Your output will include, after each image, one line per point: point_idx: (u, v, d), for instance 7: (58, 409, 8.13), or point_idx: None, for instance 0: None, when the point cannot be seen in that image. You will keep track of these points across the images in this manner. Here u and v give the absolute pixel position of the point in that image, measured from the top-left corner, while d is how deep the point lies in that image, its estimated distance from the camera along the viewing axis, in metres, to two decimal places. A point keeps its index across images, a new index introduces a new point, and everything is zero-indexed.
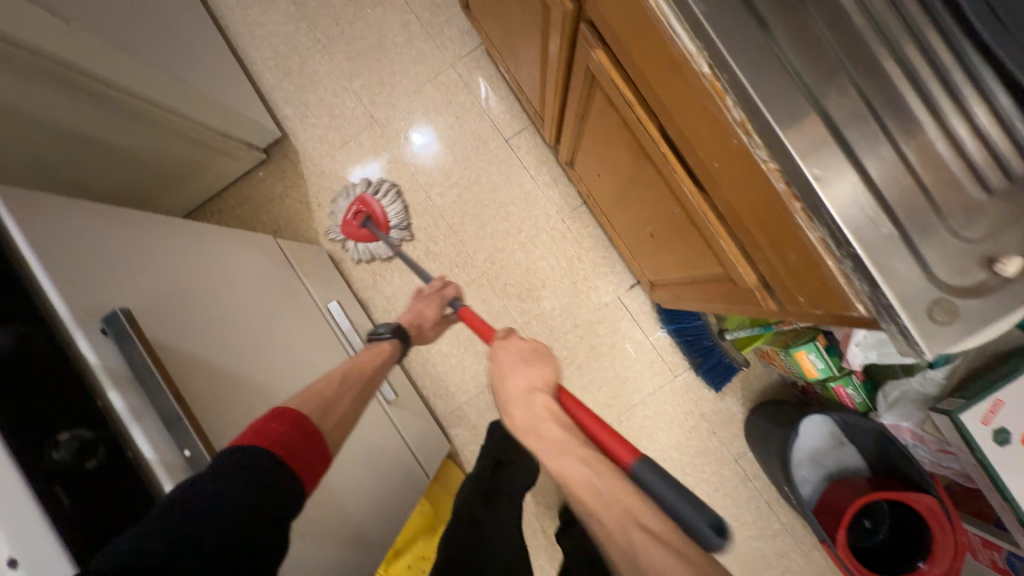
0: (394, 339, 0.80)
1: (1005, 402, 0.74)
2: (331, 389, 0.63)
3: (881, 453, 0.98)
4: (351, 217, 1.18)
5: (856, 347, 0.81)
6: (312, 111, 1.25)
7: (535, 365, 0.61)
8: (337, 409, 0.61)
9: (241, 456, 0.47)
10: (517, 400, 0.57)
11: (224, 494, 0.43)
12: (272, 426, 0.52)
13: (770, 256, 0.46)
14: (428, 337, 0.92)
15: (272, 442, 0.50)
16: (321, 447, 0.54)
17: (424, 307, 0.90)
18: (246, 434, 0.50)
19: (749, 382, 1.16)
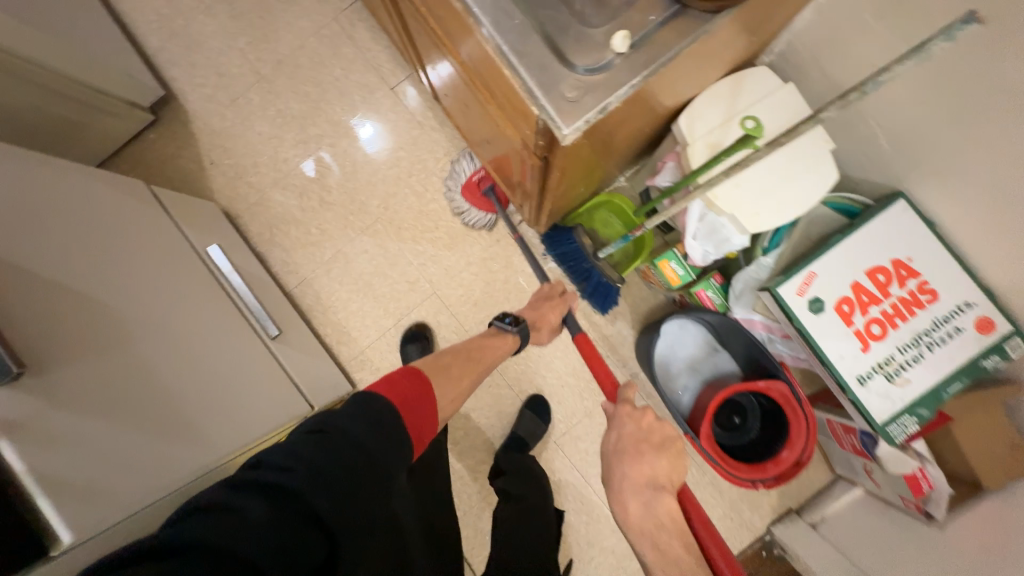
0: (519, 334, 0.93)
1: (818, 274, 0.80)
2: (458, 368, 0.79)
3: (746, 352, 1.03)
4: (475, 181, 1.17)
5: (694, 241, 0.86)
6: (199, 71, 1.27)
7: (664, 456, 0.72)
8: (457, 382, 0.77)
9: (377, 399, 0.58)
10: (633, 492, 0.69)
11: (352, 430, 0.52)
12: (399, 378, 0.66)
13: (504, 100, 0.52)
14: (542, 339, 1.03)
15: (394, 393, 0.62)
16: (427, 412, 0.65)
17: (549, 310, 1.01)
18: (380, 384, 0.63)
19: (637, 305, 1.20)
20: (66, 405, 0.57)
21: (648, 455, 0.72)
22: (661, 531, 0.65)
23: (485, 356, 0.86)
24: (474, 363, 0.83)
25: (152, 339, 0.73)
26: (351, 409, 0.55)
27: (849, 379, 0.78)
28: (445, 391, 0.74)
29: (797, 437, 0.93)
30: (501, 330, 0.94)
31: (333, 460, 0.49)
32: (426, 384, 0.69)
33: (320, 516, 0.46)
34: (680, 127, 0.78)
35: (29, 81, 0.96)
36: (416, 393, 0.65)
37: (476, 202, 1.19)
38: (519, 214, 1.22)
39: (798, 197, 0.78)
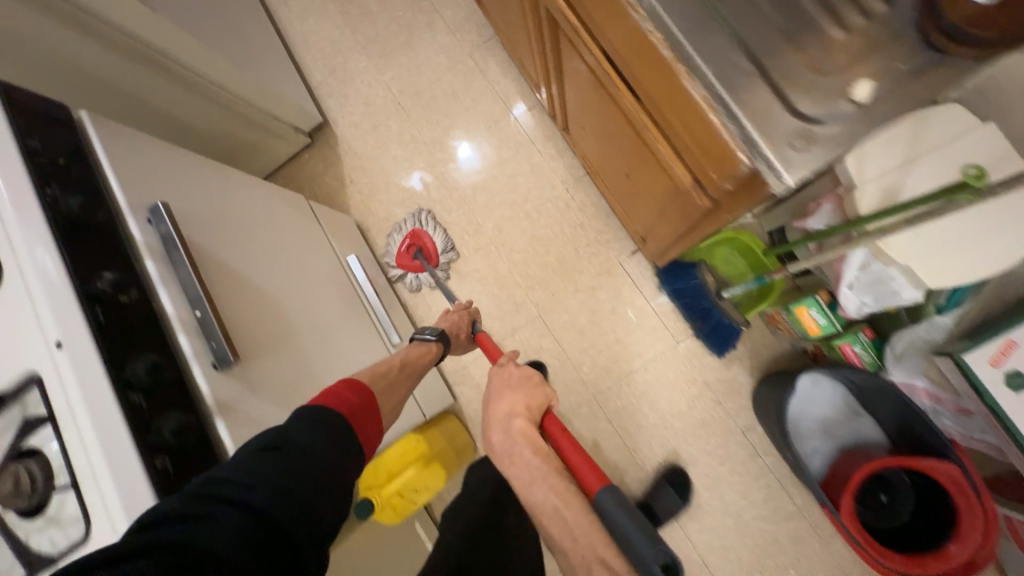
0: (440, 342, 0.85)
1: (1019, 344, 0.67)
2: (392, 376, 0.72)
3: (897, 419, 0.90)
4: (403, 250, 1.27)
5: (850, 290, 0.78)
6: (350, 101, 1.44)
7: (524, 391, 0.70)
8: (397, 395, 0.70)
9: (326, 412, 0.54)
10: (493, 425, 0.65)
11: (299, 441, 0.49)
12: (346, 394, 0.60)
13: (684, 141, 0.50)
14: (457, 348, 0.97)
15: (344, 408, 0.58)
16: (375, 416, 0.61)
17: (456, 317, 0.96)
18: (319, 396, 0.58)
19: (758, 351, 1.11)
20: (256, 391, 0.63)
21: (524, 393, 0.69)
22: (519, 453, 0.60)
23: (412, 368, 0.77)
24: (410, 374, 0.75)
25: (309, 339, 0.82)
26: (302, 421, 0.52)
27: None
28: (386, 403, 0.67)
29: (970, 532, 0.78)
30: (422, 340, 0.85)
31: (303, 469, 0.47)
32: (371, 394, 0.63)
33: (289, 531, 0.43)
34: (846, 169, 0.72)
35: (225, 107, 1.17)
36: (358, 401, 0.60)
37: (409, 267, 1.28)
38: (450, 259, 1.30)
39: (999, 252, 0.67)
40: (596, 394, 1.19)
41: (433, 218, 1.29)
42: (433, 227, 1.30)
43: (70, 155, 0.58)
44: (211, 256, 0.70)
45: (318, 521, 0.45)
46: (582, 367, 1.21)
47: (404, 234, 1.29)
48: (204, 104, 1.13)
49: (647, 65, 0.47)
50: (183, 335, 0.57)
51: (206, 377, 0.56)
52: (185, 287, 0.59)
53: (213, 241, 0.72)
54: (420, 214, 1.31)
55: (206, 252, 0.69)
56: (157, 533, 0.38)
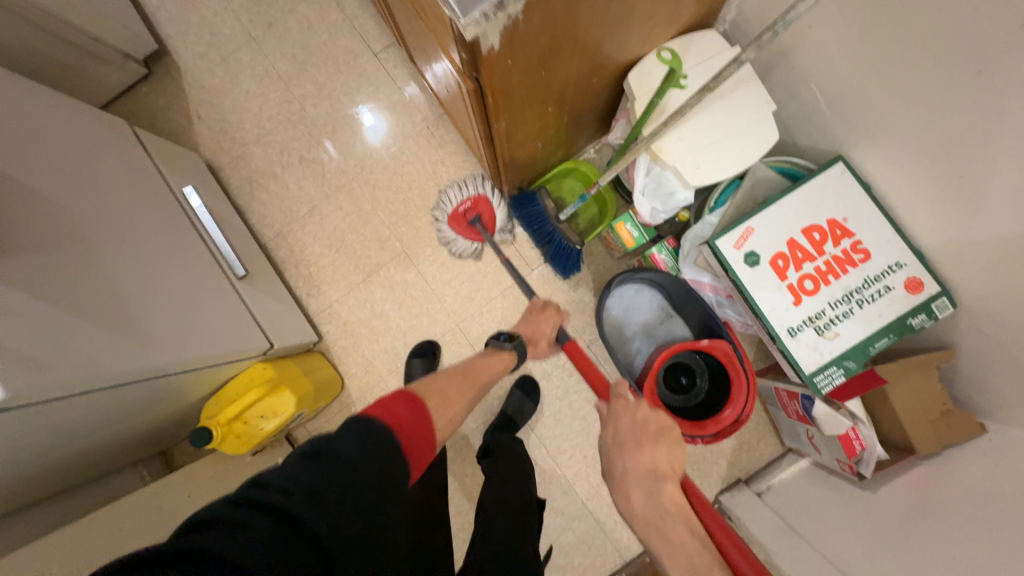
0: (514, 348, 0.93)
1: (755, 229, 0.83)
2: (458, 388, 0.77)
3: (696, 316, 1.06)
4: (462, 213, 1.21)
5: (643, 196, 0.90)
6: (193, 30, 1.33)
7: (661, 445, 0.69)
8: (452, 407, 0.73)
9: (373, 424, 0.54)
10: (635, 483, 0.65)
11: (347, 456, 0.49)
12: (397, 405, 0.60)
13: (432, 15, 0.55)
14: (540, 351, 1.03)
15: (396, 420, 0.58)
16: (429, 437, 0.61)
17: (543, 322, 1.01)
18: (375, 406, 0.58)
19: (599, 272, 1.23)
20: (14, 285, 0.59)
21: (648, 445, 0.69)
22: (667, 519, 0.61)
23: (477, 373, 0.83)
24: (470, 379, 0.81)
25: (113, 253, 0.77)
26: (351, 431, 0.52)
27: (780, 330, 0.81)
28: (445, 414, 0.71)
29: (737, 394, 0.96)
30: (498, 347, 0.93)
31: (342, 482, 0.47)
32: (426, 411, 0.63)
33: (324, 544, 0.43)
34: (629, 81, 0.82)
35: (28, 20, 1.02)
36: (412, 415, 0.60)
37: (463, 233, 1.22)
38: (505, 239, 1.23)
39: (739, 154, 0.81)
40: (460, 322, 1.25)
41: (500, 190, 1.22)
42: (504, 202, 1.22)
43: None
44: None
45: (354, 534, 0.46)
46: (447, 298, 1.26)
47: (470, 194, 1.20)
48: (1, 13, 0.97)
49: None
50: None
51: None
52: None
53: None
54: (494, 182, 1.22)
55: None
56: (186, 545, 0.37)
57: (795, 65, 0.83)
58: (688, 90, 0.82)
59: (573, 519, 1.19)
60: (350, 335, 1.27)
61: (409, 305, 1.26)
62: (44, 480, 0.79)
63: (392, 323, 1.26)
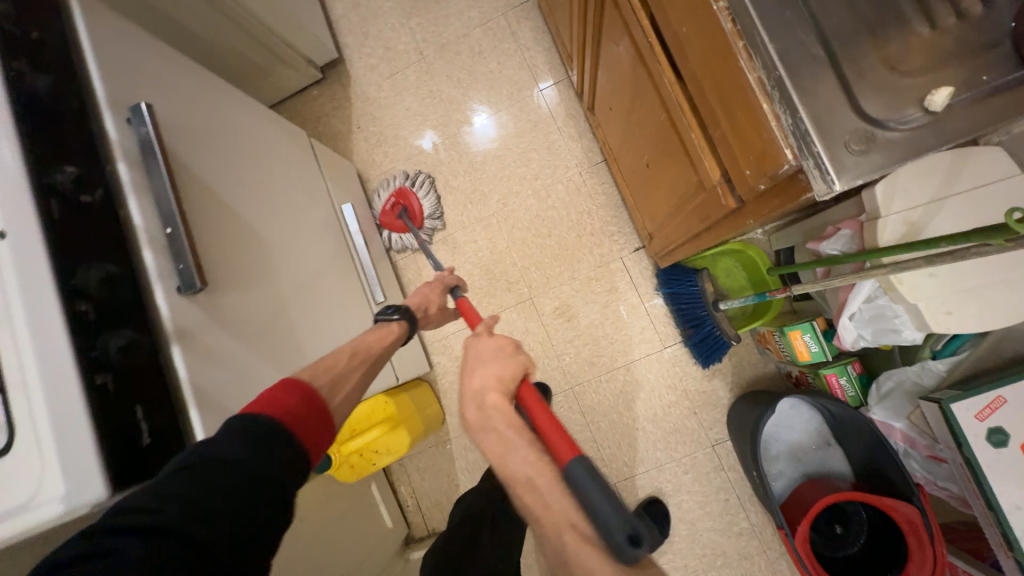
0: (403, 321, 0.76)
1: (1008, 401, 0.66)
2: (340, 365, 0.63)
3: (867, 457, 0.89)
4: (389, 210, 1.21)
5: (850, 321, 0.76)
6: (369, 42, 1.36)
7: (499, 360, 0.54)
8: (346, 385, 0.62)
9: (257, 421, 0.48)
10: (467, 400, 0.51)
11: (225, 453, 0.44)
12: (282, 398, 0.52)
13: (722, 131, 0.46)
14: (432, 324, 0.87)
15: (279, 412, 0.51)
16: (327, 419, 0.55)
17: (429, 292, 0.84)
18: (253, 403, 0.51)
19: (741, 367, 1.10)
20: (221, 323, 0.59)
21: (487, 363, 0.54)
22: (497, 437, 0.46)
23: (367, 342, 0.69)
24: (359, 357, 0.66)
25: (289, 283, 0.77)
26: (223, 434, 0.46)
27: (1022, 537, 0.64)
28: (338, 393, 0.60)
29: (915, 573, 0.79)
30: (382, 321, 0.76)
31: (225, 479, 0.42)
32: (310, 390, 0.55)
33: (210, 553, 0.39)
34: (875, 194, 0.69)
35: (240, 27, 1.07)
36: (293, 404, 0.52)
37: (393, 226, 1.22)
38: (436, 226, 1.23)
39: (1006, 310, 0.65)
40: (573, 384, 1.18)
41: (425, 180, 1.23)
42: (425, 189, 1.23)
43: (43, 22, 0.52)
44: (190, 172, 0.64)
45: (253, 535, 0.42)
46: (565, 356, 1.19)
47: (392, 191, 1.21)
48: (216, 17, 1.02)
49: (703, 31, 0.42)
50: (148, 250, 0.52)
51: (167, 299, 0.52)
52: (159, 200, 0.54)
53: (197, 156, 0.67)
54: (412, 174, 1.24)
55: (188, 168, 0.64)
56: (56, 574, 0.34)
57: None
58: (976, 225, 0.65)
59: None
60: (459, 371, 1.23)
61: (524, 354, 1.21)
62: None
63: None
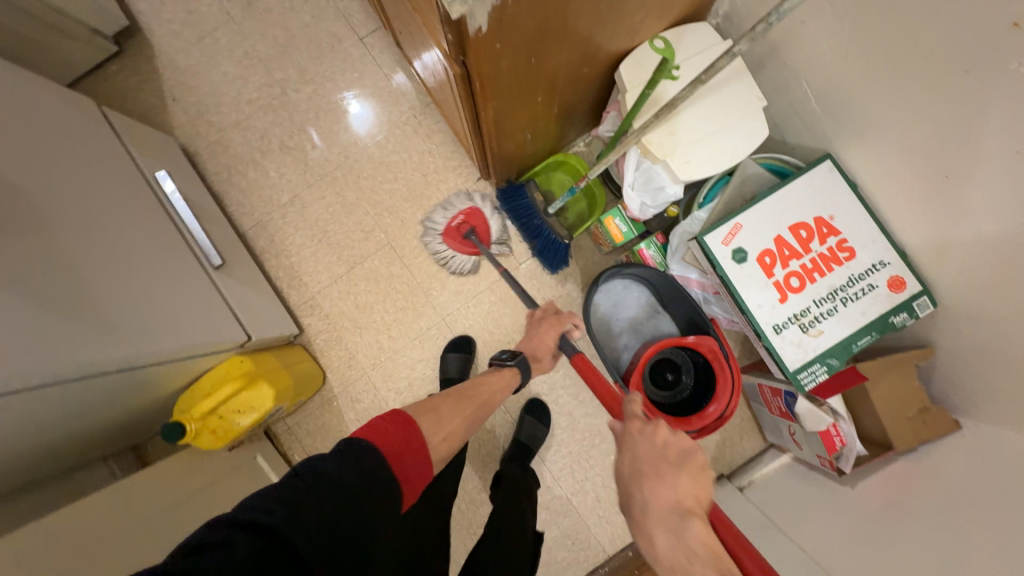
0: (516, 367, 0.92)
1: (743, 226, 0.82)
2: (448, 410, 0.73)
3: (682, 312, 1.06)
4: (454, 227, 1.14)
5: (632, 190, 0.89)
6: (168, 8, 1.26)
7: (684, 474, 0.60)
8: (446, 424, 0.70)
9: (366, 447, 0.54)
10: (658, 522, 0.56)
11: (326, 472, 0.49)
12: (392, 428, 0.59)
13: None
14: (544, 365, 1.00)
15: (386, 439, 0.57)
16: (421, 454, 0.60)
17: (544, 335, 0.99)
18: (364, 428, 0.58)
19: (587, 267, 1.22)
20: None
21: (675, 475, 0.60)
22: (699, 567, 0.52)
23: (477, 394, 0.81)
24: (466, 400, 0.78)
25: (75, 238, 0.72)
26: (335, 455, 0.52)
27: (766, 327, 0.81)
28: (435, 432, 0.67)
29: (722, 391, 0.96)
30: (500, 366, 0.93)
31: (318, 495, 0.47)
32: (415, 428, 0.61)
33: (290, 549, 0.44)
34: (619, 72, 0.81)
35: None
36: (402, 436, 0.59)
37: (458, 246, 1.15)
38: (503, 250, 1.19)
39: (728, 152, 0.81)
40: (445, 316, 1.24)
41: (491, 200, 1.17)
42: (495, 213, 1.16)
43: None
44: None
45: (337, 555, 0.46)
46: (433, 291, 1.24)
47: (462, 209, 1.13)
48: None
49: None
50: None
51: None
52: None
53: None
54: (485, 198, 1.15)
55: None
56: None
57: (784, 61, 0.83)
58: (682, 81, 0.80)
59: (558, 514, 1.19)
60: (333, 327, 1.24)
61: (394, 297, 1.24)
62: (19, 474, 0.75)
63: (377, 316, 1.24)
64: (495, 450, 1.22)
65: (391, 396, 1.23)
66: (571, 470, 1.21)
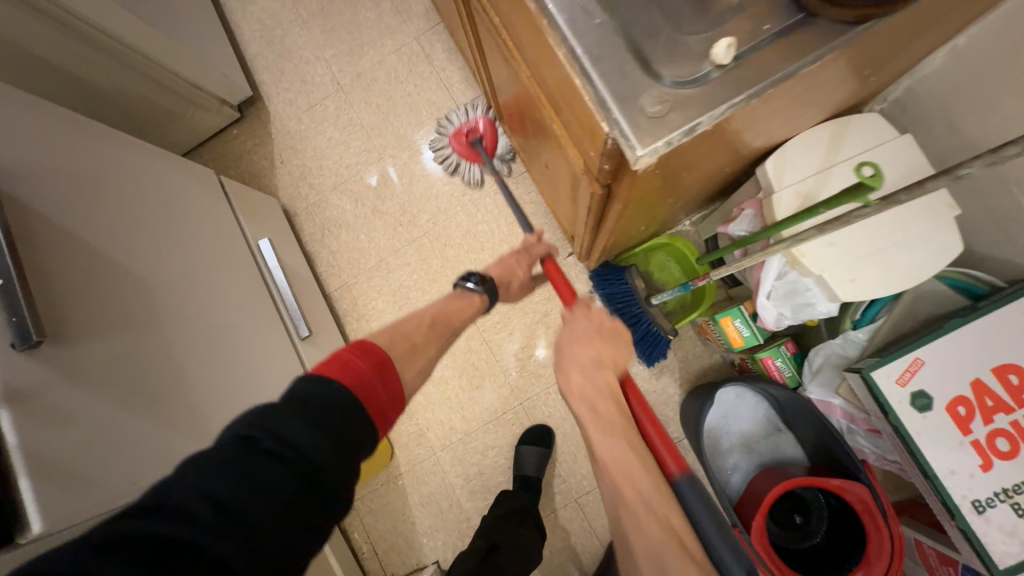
0: (486, 293, 0.72)
1: (926, 363, 0.65)
2: (419, 333, 0.62)
3: (815, 438, 0.87)
4: (463, 129, 1.16)
5: (768, 300, 0.74)
6: (286, 77, 1.35)
7: (612, 341, 0.61)
8: (421, 356, 0.60)
9: (332, 387, 0.47)
10: (575, 364, 0.59)
11: (290, 441, 0.42)
12: (354, 359, 0.51)
13: (567, 114, 0.46)
14: (512, 296, 0.83)
15: (350, 375, 0.49)
16: (399, 395, 0.53)
17: (514, 263, 0.80)
18: (331, 364, 0.49)
19: (688, 361, 1.07)
20: (80, 378, 0.54)
21: (597, 340, 0.61)
22: (604, 394, 0.56)
23: (444, 317, 0.67)
24: (438, 325, 0.65)
25: (181, 325, 0.71)
26: (288, 402, 0.45)
27: (961, 503, 0.62)
28: (413, 362, 0.58)
29: (876, 558, 0.75)
30: (461, 292, 0.72)
31: (252, 483, 0.39)
32: (385, 359, 0.53)
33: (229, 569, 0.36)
34: (765, 171, 0.69)
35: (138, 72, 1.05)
36: (370, 370, 0.51)
37: (463, 152, 1.17)
38: (508, 162, 1.18)
39: (909, 270, 0.65)
40: (523, 401, 1.14)
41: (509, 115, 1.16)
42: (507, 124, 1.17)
43: None
44: (50, 223, 0.60)
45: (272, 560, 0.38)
46: (512, 371, 1.15)
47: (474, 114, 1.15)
48: (111, 64, 1.00)
49: (523, 19, 0.43)
50: None
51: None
52: None
53: (61, 205, 0.63)
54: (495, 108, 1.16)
55: (45, 219, 0.60)
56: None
57: None
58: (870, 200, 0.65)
59: None
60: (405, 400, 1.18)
61: (470, 374, 1.17)
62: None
63: (451, 392, 1.17)
64: (569, 562, 1.08)
65: (459, 481, 1.14)
66: None
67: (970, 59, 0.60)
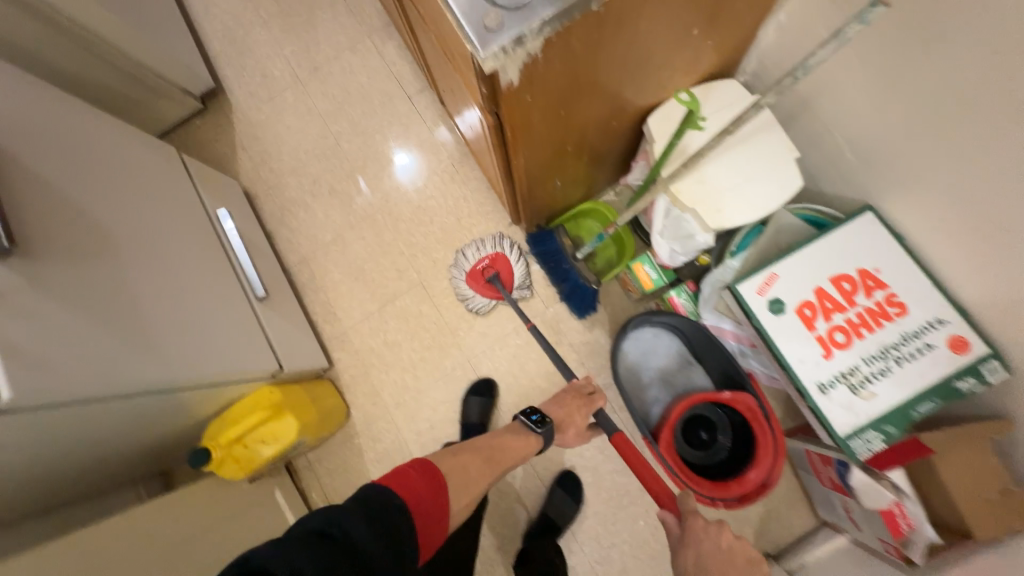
0: (542, 436, 0.90)
1: (780, 276, 0.79)
2: (479, 473, 0.76)
3: (717, 366, 1.00)
4: (479, 269, 1.18)
5: (660, 237, 0.88)
6: (247, 72, 1.45)
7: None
8: (474, 488, 0.74)
9: (395, 497, 0.60)
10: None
11: (350, 530, 0.53)
12: (414, 476, 0.65)
13: (457, 53, 0.57)
14: (565, 440, 1.00)
15: (411, 495, 0.62)
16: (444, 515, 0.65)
17: (573, 407, 0.98)
18: (392, 476, 0.64)
19: (615, 313, 1.19)
20: (42, 289, 0.63)
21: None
22: None
23: (500, 458, 0.82)
24: (491, 464, 0.80)
25: (137, 265, 0.79)
26: (363, 509, 0.56)
27: (809, 385, 0.75)
28: (460, 497, 0.71)
29: (764, 456, 0.88)
30: (525, 428, 0.90)
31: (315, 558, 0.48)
32: (440, 480, 0.67)
33: None
34: (649, 126, 0.84)
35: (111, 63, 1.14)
36: (427, 487, 0.65)
37: (481, 290, 1.19)
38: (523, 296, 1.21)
39: (761, 200, 0.80)
40: (470, 358, 1.24)
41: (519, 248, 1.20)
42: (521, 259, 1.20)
43: None
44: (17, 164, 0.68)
45: None
46: (459, 332, 1.25)
47: (488, 253, 1.18)
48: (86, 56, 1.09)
49: None
50: None
51: None
52: None
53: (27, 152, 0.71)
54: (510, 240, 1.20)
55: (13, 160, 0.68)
56: None
57: (815, 113, 0.83)
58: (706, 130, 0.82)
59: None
60: (361, 363, 1.26)
61: (421, 337, 1.26)
62: (60, 486, 0.80)
63: (403, 354, 1.25)
64: (514, 504, 1.17)
65: (412, 437, 1.22)
66: (594, 532, 1.14)
67: (790, 29, 0.77)
